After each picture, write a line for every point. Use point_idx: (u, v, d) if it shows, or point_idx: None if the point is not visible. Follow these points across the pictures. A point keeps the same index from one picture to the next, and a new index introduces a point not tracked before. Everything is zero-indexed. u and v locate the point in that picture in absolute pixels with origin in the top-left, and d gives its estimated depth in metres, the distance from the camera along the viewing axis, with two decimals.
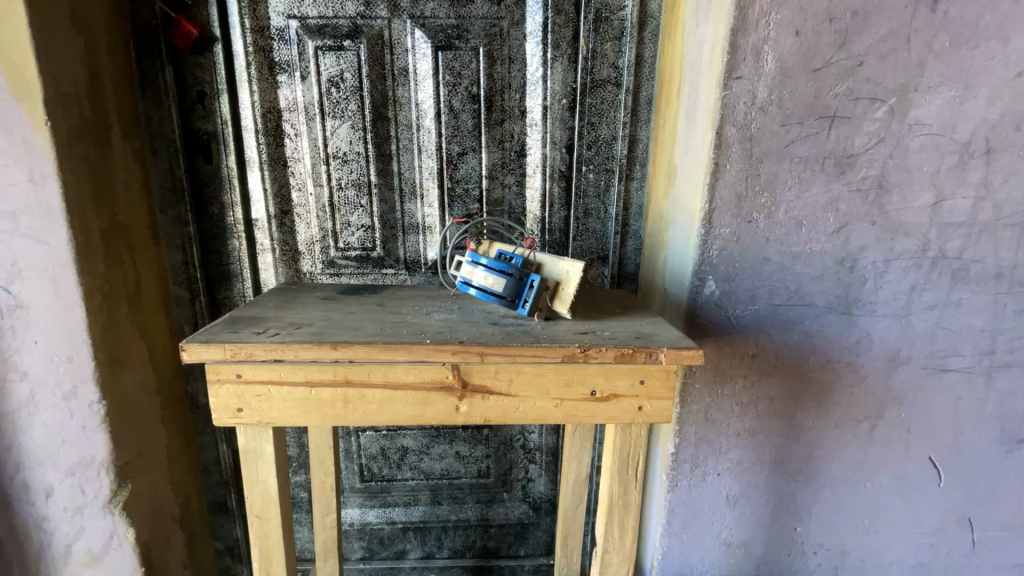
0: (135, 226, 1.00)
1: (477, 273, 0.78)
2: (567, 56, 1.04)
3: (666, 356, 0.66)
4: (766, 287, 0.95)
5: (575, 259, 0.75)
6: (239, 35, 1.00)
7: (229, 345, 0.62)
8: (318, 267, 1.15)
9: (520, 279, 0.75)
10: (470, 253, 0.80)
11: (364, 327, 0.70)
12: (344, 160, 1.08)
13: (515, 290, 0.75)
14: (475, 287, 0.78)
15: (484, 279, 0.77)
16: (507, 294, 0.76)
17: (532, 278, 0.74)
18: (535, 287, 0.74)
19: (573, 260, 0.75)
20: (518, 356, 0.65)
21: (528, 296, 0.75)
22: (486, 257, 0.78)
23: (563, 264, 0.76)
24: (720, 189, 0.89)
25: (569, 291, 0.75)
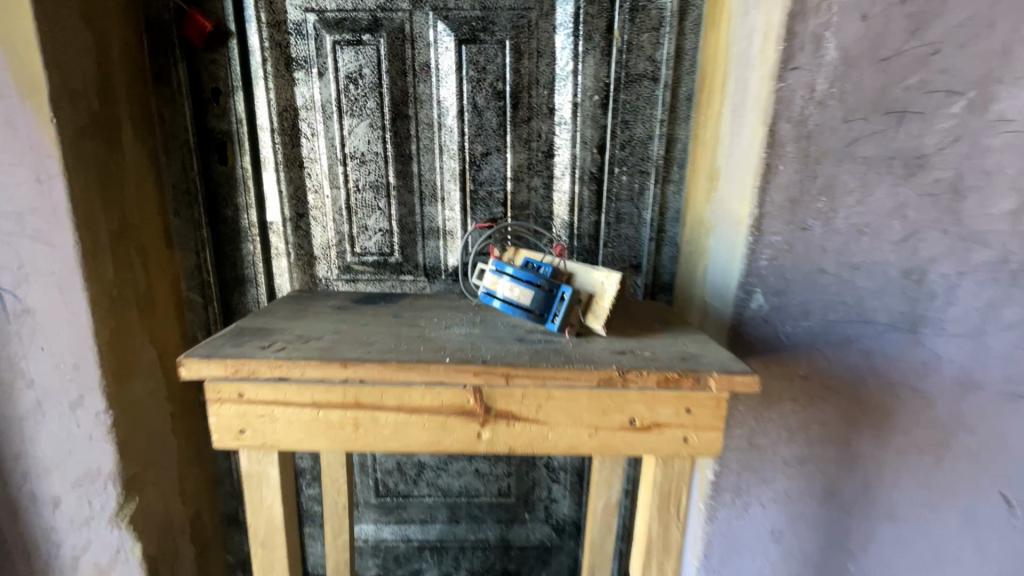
0: (147, 229, 0.96)
1: (501, 284, 0.70)
2: (600, 49, 0.97)
3: (717, 382, 0.59)
4: (820, 302, 0.86)
5: (611, 269, 0.68)
6: (255, 30, 0.96)
7: (231, 361, 0.56)
8: (334, 273, 1.10)
9: (549, 291, 0.67)
10: (494, 261, 0.72)
11: (378, 342, 0.64)
12: (362, 161, 1.03)
13: (543, 303, 0.68)
14: (499, 299, 0.70)
15: (508, 290, 0.69)
16: (534, 306, 0.68)
17: (563, 289, 0.67)
18: (567, 300, 0.66)
19: (609, 271, 0.68)
20: (548, 379, 0.58)
21: (558, 309, 0.68)
22: (512, 265, 0.71)
23: (598, 275, 0.69)
24: (771, 192, 0.81)
25: (604, 305, 0.68)
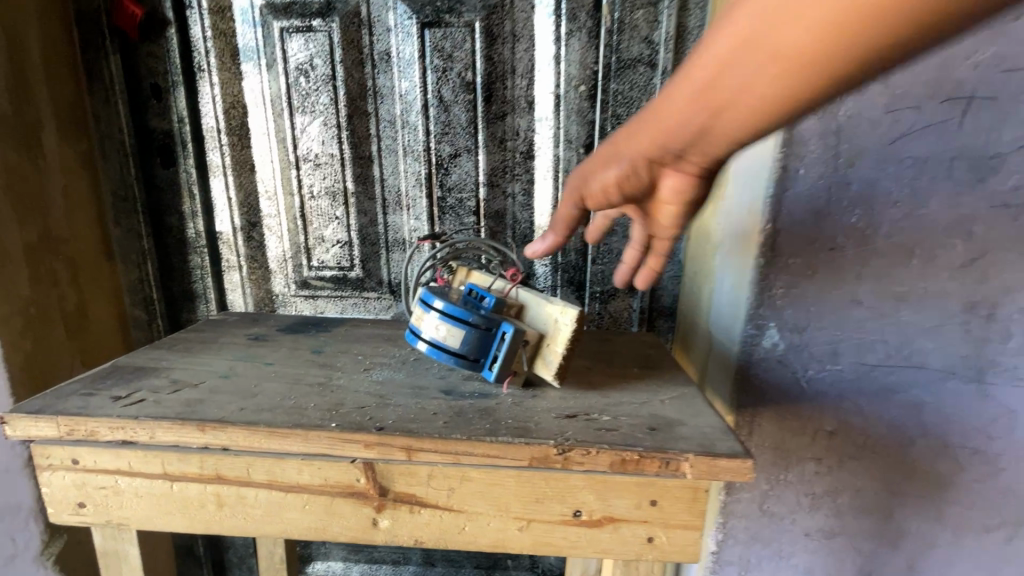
0: (78, 240, 0.86)
1: (428, 321, 0.55)
2: (587, 30, 0.82)
3: (693, 467, 0.43)
4: (853, 341, 0.68)
5: (567, 301, 0.53)
6: (196, 18, 0.86)
7: (63, 420, 0.45)
8: (291, 288, 0.98)
9: (486, 330, 0.53)
10: (423, 291, 0.58)
11: (267, 391, 0.51)
12: (317, 164, 0.91)
13: (478, 345, 0.53)
14: (424, 340, 0.55)
15: (434, 328, 0.54)
16: (466, 350, 0.53)
17: (505, 327, 0.52)
18: (508, 341, 0.52)
19: (565, 305, 0.53)
20: (461, 456, 0.43)
21: (498, 352, 0.53)
22: (444, 296, 0.56)
23: (552, 309, 0.54)
24: (790, 203, 0.63)
25: (557, 349, 0.53)
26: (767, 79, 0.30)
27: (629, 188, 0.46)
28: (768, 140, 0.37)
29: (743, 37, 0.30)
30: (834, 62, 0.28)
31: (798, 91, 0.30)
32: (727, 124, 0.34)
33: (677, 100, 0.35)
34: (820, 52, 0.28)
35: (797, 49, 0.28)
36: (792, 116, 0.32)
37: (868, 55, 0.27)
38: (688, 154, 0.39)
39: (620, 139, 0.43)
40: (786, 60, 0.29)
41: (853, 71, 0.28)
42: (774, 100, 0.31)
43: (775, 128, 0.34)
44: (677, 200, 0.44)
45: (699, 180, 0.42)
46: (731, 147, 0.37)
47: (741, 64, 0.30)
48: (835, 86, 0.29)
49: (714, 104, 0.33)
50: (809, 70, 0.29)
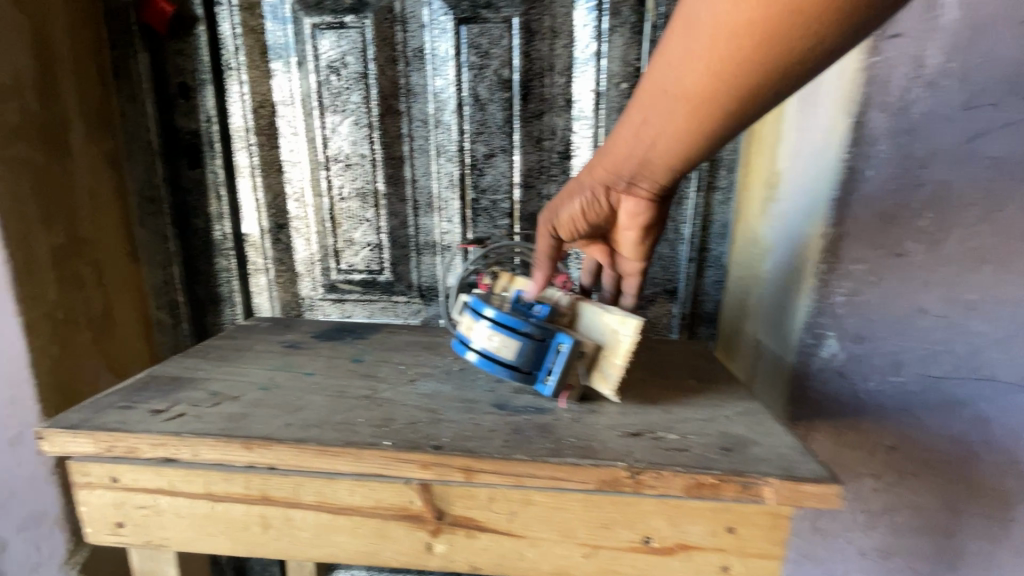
0: (103, 242, 0.84)
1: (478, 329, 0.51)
2: (630, 25, 0.79)
3: (776, 492, 0.40)
4: (918, 352, 0.64)
5: (627, 311, 0.50)
6: (226, 15, 0.84)
7: (100, 436, 0.43)
8: (318, 292, 0.95)
9: (542, 343, 0.50)
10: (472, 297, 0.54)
11: (311, 404, 0.49)
12: (347, 164, 0.89)
13: (532, 359, 0.50)
14: (473, 350, 0.51)
15: (484, 339, 0.50)
16: (520, 363, 0.49)
17: (561, 339, 0.50)
18: (565, 355, 0.49)
19: (625, 315, 0.50)
20: (525, 478, 0.40)
21: (552, 366, 0.50)
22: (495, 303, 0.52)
23: (610, 319, 0.51)
24: (855, 205, 0.60)
25: (616, 363, 0.50)
26: (676, 114, 0.44)
27: (594, 214, 0.60)
28: (692, 163, 0.50)
29: (656, 87, 0.44)
30: (715, 102, 0.41)
31: (698, 122, 0.44)
32: (658, 148, 0.48)
33: (625, 133, 0.50)
34: (704, 95, 0.41)
35: (689, 93, 0.42)
36: (701, 140, 0.46)
37: (735, 97, 0.41)
38: (635, 176, 0.54)
39: (586, 169, 0.57)
40: (685, 101, 0.43)
41: (729, 108, 0.42)
42: (685, 129, 0.45)
43: (693, 150, 0.47)
44: (635, 226, 0.61)
45: (647, 206, 0.58)
46: (665, 167, 0.51)
47: (658, 104, 0.45)
48: (717, 120, 0.43)
49: (649, 134, 0.48)
50: (702, 106, 0.42)
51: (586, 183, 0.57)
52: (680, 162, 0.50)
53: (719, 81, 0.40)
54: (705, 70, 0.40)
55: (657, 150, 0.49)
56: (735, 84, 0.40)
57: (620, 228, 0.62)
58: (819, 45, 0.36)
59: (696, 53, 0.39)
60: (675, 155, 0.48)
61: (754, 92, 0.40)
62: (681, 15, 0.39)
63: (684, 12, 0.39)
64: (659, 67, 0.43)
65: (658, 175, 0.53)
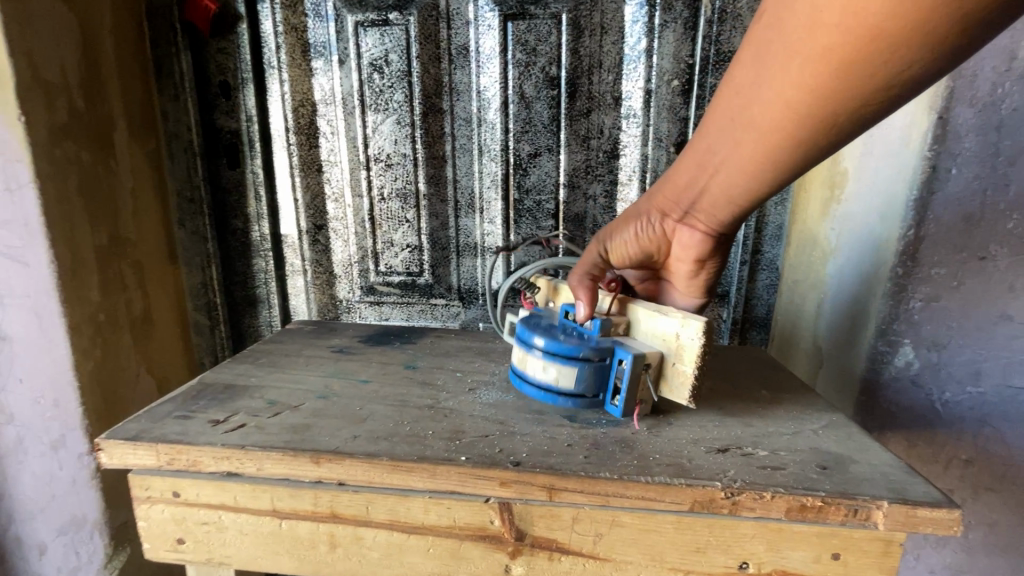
0: (145, 243, 0.83)
1: (532, 361, 0.49)
2: (684, 20, 0.76)
3: (888, 517, 0.37)
4: (999, 360, 0.59)
5: (686, 313, 0.47)
6: (268, 13, 0.82)
7: (162, 448, 0.42)
8: (356, 294, 0.94)
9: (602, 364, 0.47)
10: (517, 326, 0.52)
11: (375, 414, 0.47)
12: (388, 165, 0.86)
13: (597, 382, 0.47)
14: (534, 384, 0.49)
15: (542, 371, 0.48)
16: (586, 388, 0.48)
17: (621, 355, 0.46)
18: (629, 371, 0.46)
19: (686, 316, 0.47)
20: (612, 498, 0.38)
21: (618, 382, 0.48)
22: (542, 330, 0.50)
23: (670, 323, 0.48)
24: (937, 207, 0.56)
25: (684, 367, 0.47)
26: (743, 142, 0.42)
27: (648, 243, 0.58)
28: (757, 202, 0.48)
29: (727, 111, 0.43)
30: (785, 134, 0.39)
31: (765, 156, 0.42)
32: (720, 179, 0.47)
33: (690, 159, 0.49)
34: (776, 125, 0.39)
35: (760, 121, 0.40)
36: (767, 176, 0.44)
37: (807, 131, 0.39)
38: (695, 207, 0.52)
39: (648, 196, 0.57)
40: (755, 130, 0.41)
41: (800, 142, 0.40)
42: (752, 160, 0.43)
43: (758, 186, 0.45)
44: (689, 259, 0.57)
45: (704, 241, 0.55)
46: (729, 202, 0.49)
47: (727, 130, 0.43)
48: (790, 153, 0.41)
49: (713, 162, 0.47)
50: (771, 136, 0.40)
51: (646, 210, 0.56)
52: (743, 199, 0.47)
53: (793, 111, 0.38)
54: (779, 98, 0.38)
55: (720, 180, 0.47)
56: (810, 117, 0.37)
57: (677, 263, 0.59)
58: (913, 73, 0.33)
59: (768, 79, 0.38)
60: (737, 190, 0.46)
61: (831, 128, 0.38)
62: (759, 42, 0.38)
63: (762, 37, 0.38)
64: (731, 91, 0.42)
65: (718, 211, 0.51)
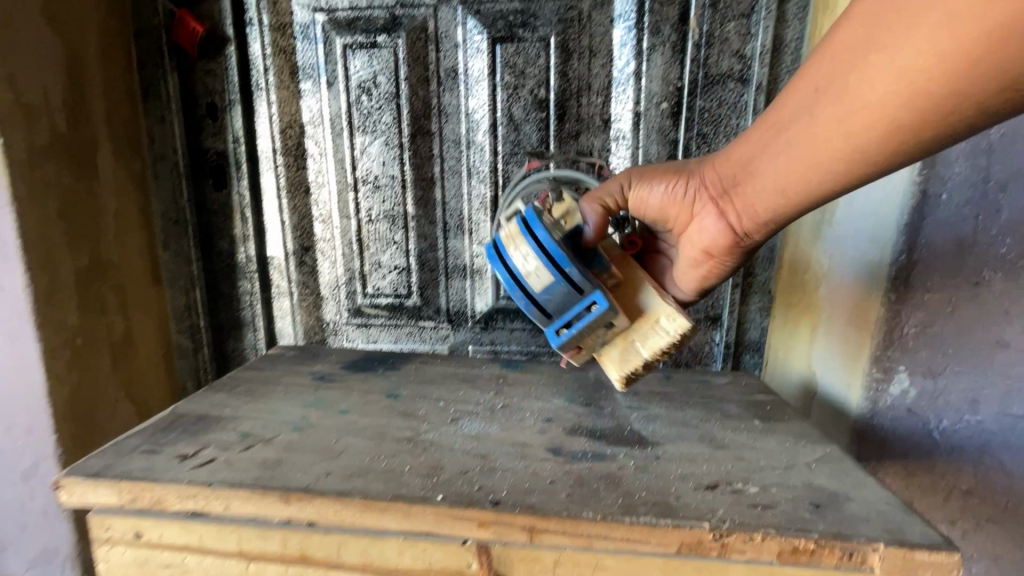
0: (127, 265, 0.82)
1: (523, 248, 0.54)
2: (671, 43, 0.76)
3: (882, 560, 0.35)
4: (997, 388, 0.58)
5: (679, 311, 0.55)
6: (256, 35, 0.82)
7: (124, 486, 0.40)
8: (343, 316, 0.92)
9: (575, 292, 0.54)
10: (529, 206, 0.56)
11: (351, 448, 0.45)
12: (376, 186, 0.86)
13: (558, 303, 0.54)
14: (512, 266, 0.55)
15: (526, 260, 0.54)
16: (547, 299, 0.55)
17: (596, 298, 0.53)
18: (594, 314, 0.53)
19: (676, 313, 0.54)
20: (595, 540, 0.37)
21: (573, 319, 0.55)
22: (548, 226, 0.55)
23: (657, 309, 0.55)
24: (929, 232, 0.55)
25: (641, 349, 0.55)
26: (822, 117, 0.42)
27: (671, 206, 0.57)
28: (804, 203, 0.48)
29: (812, 86, 0.43)
30: (875, 117, 0.39)
31: (841, 135, 0.42)
32: (779, 158, 0.47)
33: (753, 136, 0.49)
34: (868, 103, 0.39)
35: (851, 98, 0.40)
36: (831, 166, 0.44)
37: (899, 119, 0.39)
38: (736, 191, 0.51)
39: (696, 164, 0.56)
40: (842, 107, 0.41)
41: (885, 130, 0.40)
42: (826, 143, 0.43)
43: (817, 178, 0.45)
44: (701, 244, 0.56)
45: (722, 229, 0.54)
46: (772, 189, 0.48)
47: (809, 104, 0.43)
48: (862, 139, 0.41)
49: (779, 140, 0.46)
50: (857, 117, 0.40)
51: (685, 177, 0.55)
52: (795, 191, 0.47)
53: (894, 92, 0.38)
54: (884, 73, 0.38)
55: (779, 163, 0.46)
56: (909, 100, 0.38)
57: (685, 248, 0.58)
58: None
59: (878, 54, 0.38)
60: (795, 177, 0.46)
61: (923, 119, 0.38)
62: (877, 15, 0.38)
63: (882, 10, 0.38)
64: (826, 64, 0.42)
65: (759, 204, 0.50)
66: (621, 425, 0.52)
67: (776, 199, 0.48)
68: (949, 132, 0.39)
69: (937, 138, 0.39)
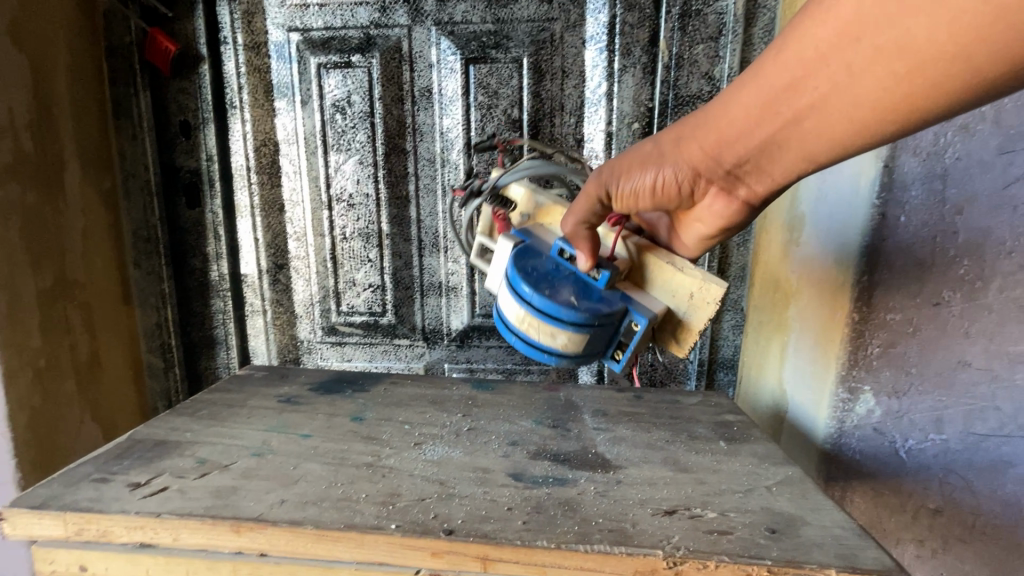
0: (95, 284, 0.80)
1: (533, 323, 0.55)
2: (642, 65, 0.77)
3: None
4: (960, 408, 0.59)
5: (706, 277, 0.55)
6: (231, 54, 0.82)
7: (70, 518, 0.39)
8: (317, 335, 0.91)
9: (613, 322, 0.55)
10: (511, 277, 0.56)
11: (309, 474, 0.44)
12: (350, 204, 0.86)
13: (603, 339, 0.56)
14: (532, 342, 0.56)
15: (557, 335, 0.54)
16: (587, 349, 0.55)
17: (632, 316, 0.55)
18: (641, 333, 0.54)
19: (705, 279, 0.55)
20: (548, 568, 0.36)
21: (623, 342, 0.56)
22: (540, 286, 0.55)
23: (688, 282, 0.56)
24: (888, 254, 0.56)
25: (692, 327, 0.56)
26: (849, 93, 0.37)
27: (661, 193, 0.53)
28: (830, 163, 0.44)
29: (849, 38, 0.35)
30: (920, 90, 0.34)
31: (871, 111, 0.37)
32: (795, 133, 0.42)
33: (758, 105, 0.42)
34: (931, 61, 0.33)
35: (905, 57, 0.33)
36: (875, 132, 0.38)
37: (967, 80, 0.33)
38: (742, 166, 0.47)
39: (678, 138, 0.50)
40: (894, 66, 0.34)
41: (946, 94, 0.34)
42: (868, 107, 0.37)
43: (852, 144, 0.40)
44: (710, 219, 0.54)
45: (727, 202, 0.52)
46: (792, 159, 0.44)
47: (845, 61, 0.36)
48: (895, 116, 0.36)
49: (791, 117, 0.41)
50: (911, 80, 0.34)
51: (672, 156, 0.51)
52: (822, 157, 0.42)
53: (968, 48, 0.31)
54: (955, 27, 0.31)
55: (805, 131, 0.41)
56: (987, 60, 0.31)
57: (693, 220, 0.56)
58: None
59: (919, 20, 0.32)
60: (826, 144, 0.41)
61: (994, 81, 0.32)
62: None
63: None
64: (864, 16, 0.34)
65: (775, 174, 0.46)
66: (587, 447, 0.51)
67: (795, 170, 0.45)
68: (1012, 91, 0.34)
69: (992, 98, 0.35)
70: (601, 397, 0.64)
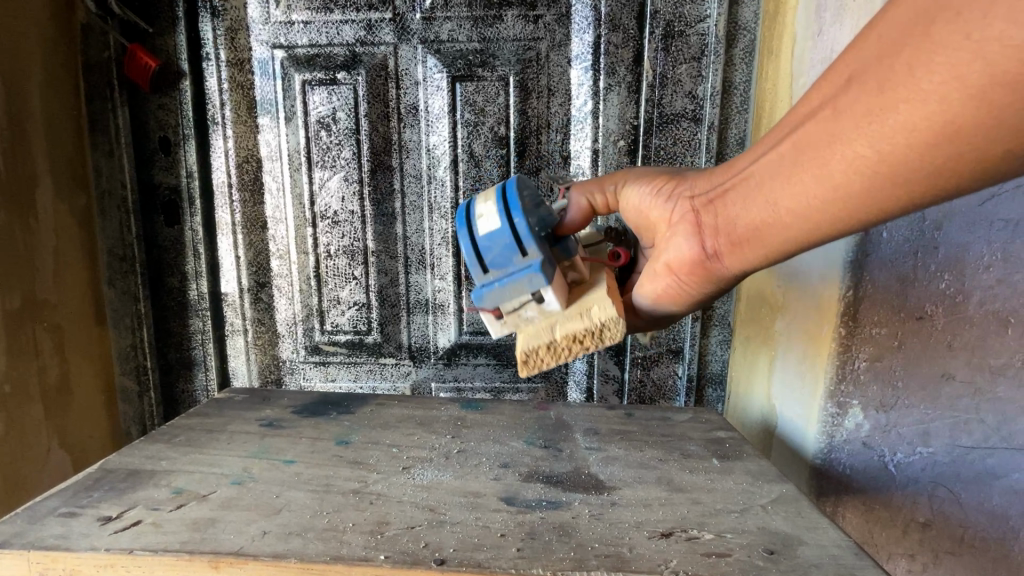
0: (66, 305, 0.77)
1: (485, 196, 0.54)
2: (627, 84, 0.78)
3: None
4: (946, 421, 0.60)
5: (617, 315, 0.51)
6: (213, 70, 0.81)
7: (35, 557, 0.37)
8: (300, 354, 0.89)
9: (516, 253, 0.51)
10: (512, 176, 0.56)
11: (293, 503, 0.43)
12: (334, 222, 0.84)
13: (497, 254, 0.51)
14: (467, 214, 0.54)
15: (486, 205, 0.53)
16: (489, 245, 0.51)
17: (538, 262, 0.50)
18: (529, 274, 0.50)
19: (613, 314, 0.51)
20: None
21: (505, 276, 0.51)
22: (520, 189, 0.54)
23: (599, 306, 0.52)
24: (872, 269, 0.57)
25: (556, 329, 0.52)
26: (828, 127, 0.35)
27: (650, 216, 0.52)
28: (800, 224, 0.40)
29: (845, 75, 0.35)
30: (895, 130, 0.32)
31: (845, 151, 0.35)
32: (775, 168, 0.40)
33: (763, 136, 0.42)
34: (911, 101, 0.31)
35: (885, 93, 0.32)
36: (843, 177, 0.35)
37: (940, 128, 0.30)
38: (723, 198, 0.44)
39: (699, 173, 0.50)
40: (872, 102, 0.33)
41: (918, 142, 0.31)
42: (840, 150, 0.35)
43: (823, 189, 0.37)
44: (665, 263, 0.49)
45: (688, 250, 0.47)
46: (764, 201, 0.41)
47: (835, 97, 0.35)
48: (868, 158, 0.34)
49: (778, 149, 0.39)
50: (885, 119, 0.32)
51: (688, 179, 0.50)
52: (786, 205, 0.40)
53: (944, 88, 0.29)
54: (938, 64, 0.29)
55: (779, 168, 0.39)
56: (963, 106, 0.29)
57: (653, 261, 0.51)
58: None
59: (906, 58, 0.31)
60: (793, 189, 0.39)
61: (969, 136, 0.30)
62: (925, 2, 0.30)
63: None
64: (861, 54, 0.34)
65: (739, 218, 0.43)
66: (580, 468, 0.50)
67: (765, 217, 0.41)
68: (991, 163, 0.31)
69: (975, 170, 0.32)
70: (592, 416, 0.63)
